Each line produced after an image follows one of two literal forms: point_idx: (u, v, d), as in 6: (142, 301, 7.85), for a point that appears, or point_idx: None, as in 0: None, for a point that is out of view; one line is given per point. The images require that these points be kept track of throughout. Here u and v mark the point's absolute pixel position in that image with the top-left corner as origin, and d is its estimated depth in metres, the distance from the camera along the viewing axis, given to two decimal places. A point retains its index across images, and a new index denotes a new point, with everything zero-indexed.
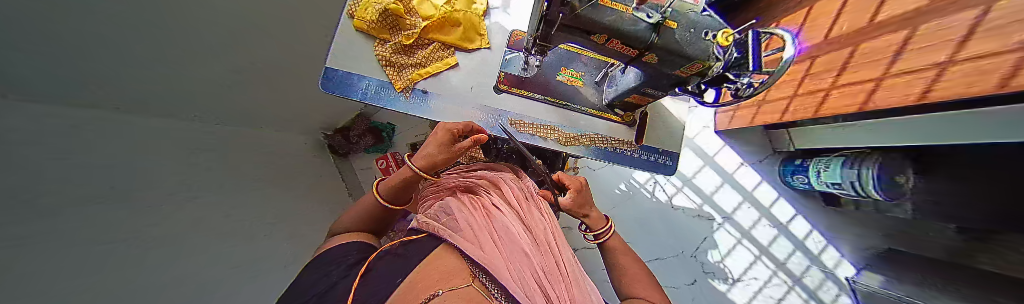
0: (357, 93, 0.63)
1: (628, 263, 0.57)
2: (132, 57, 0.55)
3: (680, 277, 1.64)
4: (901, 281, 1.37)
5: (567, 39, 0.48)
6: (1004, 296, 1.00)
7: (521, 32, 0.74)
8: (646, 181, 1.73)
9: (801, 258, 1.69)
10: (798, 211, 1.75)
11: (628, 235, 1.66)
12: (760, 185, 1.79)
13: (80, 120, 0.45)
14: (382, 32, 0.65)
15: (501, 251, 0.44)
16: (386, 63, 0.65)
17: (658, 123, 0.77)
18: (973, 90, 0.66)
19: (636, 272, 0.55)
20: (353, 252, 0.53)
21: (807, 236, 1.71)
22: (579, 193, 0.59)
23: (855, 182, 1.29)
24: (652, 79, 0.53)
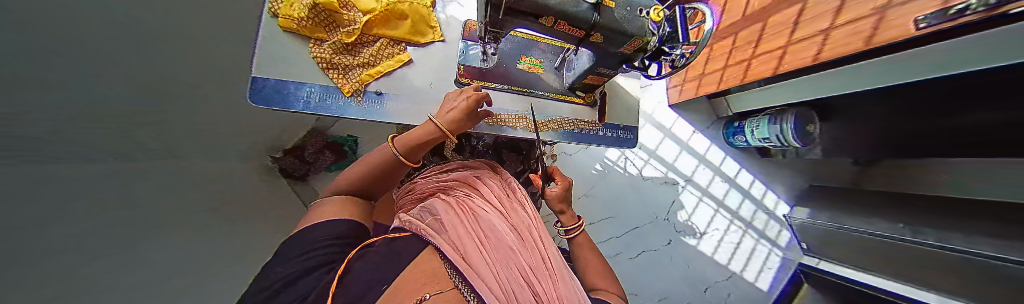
0: (298, 103, 0.55)
1: (589, 259, 0.54)
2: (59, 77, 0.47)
3: (657, 239, 1.84)
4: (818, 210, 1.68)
5: (513, 25, 0.45)
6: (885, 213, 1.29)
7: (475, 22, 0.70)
8: (618, 158, 1.89)
9: (749, 205, 1.98)
10: (742, 166, 2.02)
11: (608, 211, 1.81)
12: (711, 148, 2.03)
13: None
14: (317, 31, 0.57)
15: (484, 248, 0.38)
16: (326, 65, 0.57)
17: (616, 100, 0.80)
18: (848, 48, 0.85)
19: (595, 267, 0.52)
20: (341, 233, 0.38)
21: (752, 186, 2.00)
22: (565, 187, 0.63)
23: (779, 135, 1.54)
24: (603, 61, 0.53)
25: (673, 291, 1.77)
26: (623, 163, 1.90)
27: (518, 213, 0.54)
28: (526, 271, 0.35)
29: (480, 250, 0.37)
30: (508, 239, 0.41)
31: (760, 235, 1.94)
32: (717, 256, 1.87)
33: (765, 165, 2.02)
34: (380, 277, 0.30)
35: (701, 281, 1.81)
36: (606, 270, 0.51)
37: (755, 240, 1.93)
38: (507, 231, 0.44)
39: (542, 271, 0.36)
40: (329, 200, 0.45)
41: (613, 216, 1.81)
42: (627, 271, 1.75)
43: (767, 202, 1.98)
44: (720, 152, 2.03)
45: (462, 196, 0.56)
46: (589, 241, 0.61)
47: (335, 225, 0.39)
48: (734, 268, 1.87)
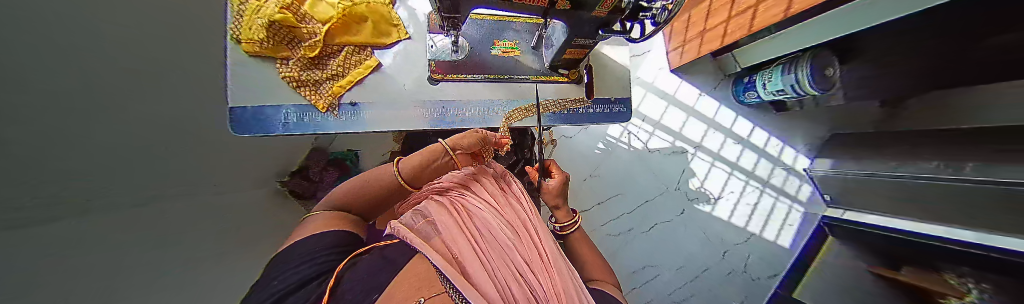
0: (278, 127, 0.55)
1: (586, 254, 0.54)
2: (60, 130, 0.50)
3: (669, 210, 1.80)
4: (842, 158, 1.58)
5: (470, 3, 0.41)
6: (915, 152, 1.19)
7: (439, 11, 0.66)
8: (620, 134, 1.83)
9: (766, 163, 1.88)
10: (755, 124, 1.91)
11: (617, 188, 1.79)
12: (720, 110, 1.92)
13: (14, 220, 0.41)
14: (280, 50, 0.55)
15: (479, 252, 0.36)
16: (296, 83, 0.56)
17: (605, 73, 0.75)
18: None
19: (592, 263, 0.52)
20: (330, 246, 0.39)
21: (768, 143, 1.90)
22: (563, 180, 0.61)
23: (793, 85, 1.41)
24: (579, 30, 0.48)
25: (690, 259, 1.76)
26: (627, 138, 1.84)
27: (516, 211, 0.52)
28: (524, 273, 0.33)
29: (475, 253, 0.34)
30: (505, 241, 0.40)
31: (779, 193, 1.87)
32: (734, 220, 1.82)
33: (779, 120, 1.90)
34: (375, 281, 0.30)
35: (719, 246, 1.79)
36: (602, 263, 0.53)
37: (774, 198, 1.86)
38: (503, 231, 0.43)
39: (541, 270, 0.35)
40: (319, 214, 0.50)
41: (622, 192, 1.79)
42: (641, 245, 1.74)
43: (784, 159, 1.89)
44: (730, 112, 1.91)
45: (456, 196, 0.53)
46: (585, 236, 0.61)
47: (327, 235, 0.42)
48: (753, 229, 1.82)
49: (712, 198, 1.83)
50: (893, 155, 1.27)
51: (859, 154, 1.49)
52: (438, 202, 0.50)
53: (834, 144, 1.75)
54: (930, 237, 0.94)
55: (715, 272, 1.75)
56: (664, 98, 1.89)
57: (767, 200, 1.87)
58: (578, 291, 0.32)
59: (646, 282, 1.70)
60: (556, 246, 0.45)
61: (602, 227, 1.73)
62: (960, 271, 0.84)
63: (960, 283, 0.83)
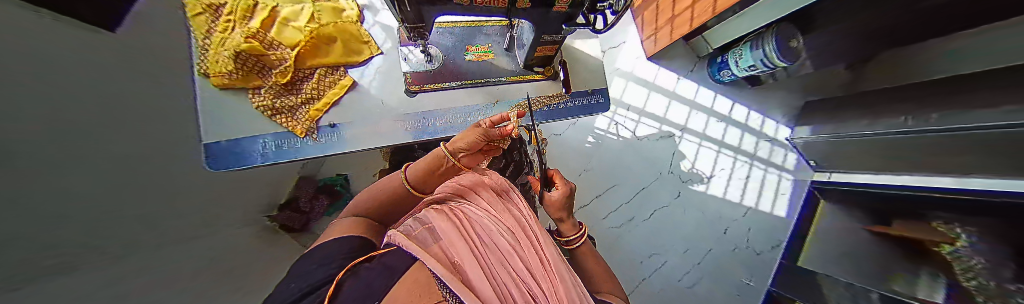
0: (257, 157, 0.54)
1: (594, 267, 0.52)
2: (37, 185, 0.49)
3: (666, 195, 1.83)
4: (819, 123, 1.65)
5: (429, 10, 0.41)
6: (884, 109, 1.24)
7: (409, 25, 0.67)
8: (608, 125, 1.86)
9: (751, 137, 1.94)
10: (734, 101, 1.98)
11: (612, 179, 1.80)
12: (700, 91, 1.98)
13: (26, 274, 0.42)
14: (250, 79, 0.54)
15: (476, 255, 0.32)
16: (270, 112, 0.55)
17: (579, 66, 0.77)
18: None
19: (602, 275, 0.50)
20: (338, 257, 0.35)
21: (749, 118, 1.96)
22: (567, 192, 0.55)
23: (764, 60, 1.47)
24: (544, 26, 0.49)
25: (694, 241, 1.77)
26: (615, 129, 1.87)
27: (518, 221, 0.50)
28: (523, 279, 0.30)
29: (472, 255, 0.31)
30: (504, 247, 0.37)
31: (767, 164, 1.92)
32: (730, 196, 1.86)
33: (757, 94, 1.97)
34: (368, 295, 0.25)
35: (719, 224, 1.81)
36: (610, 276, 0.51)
37: (764, 170, 1.91)
38: (503, 237, 0.40)
39: (542, 275, 0.32)
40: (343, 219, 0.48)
41: (618, 183, 1.80)
42: (644, 233, 1.75)
43: (767, 131, 1.95)
44: (710, 92, 1.98)
45: (455, 205, 0.51)
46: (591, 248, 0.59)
47: (341, 245, 0.37)
48: (749, 203, 1.86)
49: (704, 177, 1.87)
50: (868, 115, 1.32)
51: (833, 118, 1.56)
52: (437, 207, 0.46)
53: (810, 110, 1.83)
54: (917, 189, 0.99)
55: (719, 251, 1.77)
56: (644, 86, 1.95)
57: (757, 173, 1.91)
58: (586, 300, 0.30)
59: (655, 269, 1.70)
60: (558, 254, 0.42)
61: (603, 220, 1.73)
62: (948, 217, 0.87)
63: (948, 229, 0.87)
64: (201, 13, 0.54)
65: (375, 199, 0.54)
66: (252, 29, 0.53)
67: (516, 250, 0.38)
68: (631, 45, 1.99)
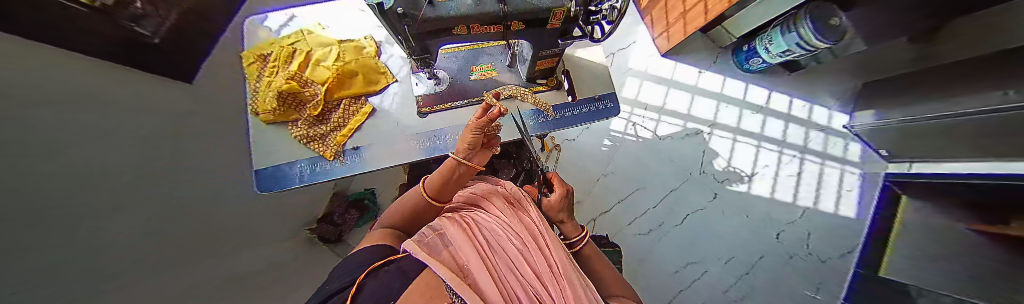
0: (295, 181, 0.61)
1: (600, 266, 0.53)
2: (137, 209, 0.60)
3: (699, 197, 1.66)
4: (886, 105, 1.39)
5: (433, 44, 0.45)
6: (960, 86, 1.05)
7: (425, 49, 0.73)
8: (625, 126, 1.78)
9: (797, 128, 1.70)
10: (771, 89, 1.77)
11: (634, 183, 1.69)
12: (727, 82, 1.82)
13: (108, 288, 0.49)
14: (290, 114, 0.63)
15: (489, 265, 0.38)
16: (306, 139, 0.62)
17: (584, 74, 0.76)
18: None
19: (605, 273, 0.52)
20: (362, 263, 0.38)
21: (793, 106, 1.73)
22: (564, 195, 0.58)
23: (800, 42, 1.31)
24: (542, 43, 0.51)
25: (738, 248, 1.56)
26: (633, 129, 1.77)
27: (524, 221, 0.54)
28: (533, 285, 0.36)
29: (486, 267, 0.37)
30: (514, 255, 0.42)
31: (823, 157, 1.65)
32: (778, 196, 1.62)
33: (796, 79, 1.76)
34: (388, 293, 0.31)
35: (768, 229, 1.58)
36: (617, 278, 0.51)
37: (819, 164, 1.64)
38: (511, 244, 0.44)
39: (549, 279, 0.37)
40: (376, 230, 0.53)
41: (641, 186, 1.69)
42: (677, 240, 1.59)
43: (817, 120, 1.70)
44: (740, 82, 1.80)
45: (464, 210, 0.55)
46: (594, 249, 0.58)
47: (365, 254, 0.41)
48: (805, 203, 1.60)
49: (743, 176, 1.67)
50: (944, 92, 1.11)
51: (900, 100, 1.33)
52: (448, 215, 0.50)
53: (871, 92, 1.57)
54: (994, 175, 0.82)
55: (772, 260, 1.53)
56: (662, 83, 1.84)
57: (811, 168, 1.66)
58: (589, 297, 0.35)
59: (693, 281, 1.52)
60: (564, 254, 0.47)
61: (628, 226, 1.62)
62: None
63: None
64: (253, 63, 0.65)
65: (404, 209, 0.57)
66: (291, 72, 0.62)
67: (524, 255, 0.43)
68: (642, 43, 1.92)
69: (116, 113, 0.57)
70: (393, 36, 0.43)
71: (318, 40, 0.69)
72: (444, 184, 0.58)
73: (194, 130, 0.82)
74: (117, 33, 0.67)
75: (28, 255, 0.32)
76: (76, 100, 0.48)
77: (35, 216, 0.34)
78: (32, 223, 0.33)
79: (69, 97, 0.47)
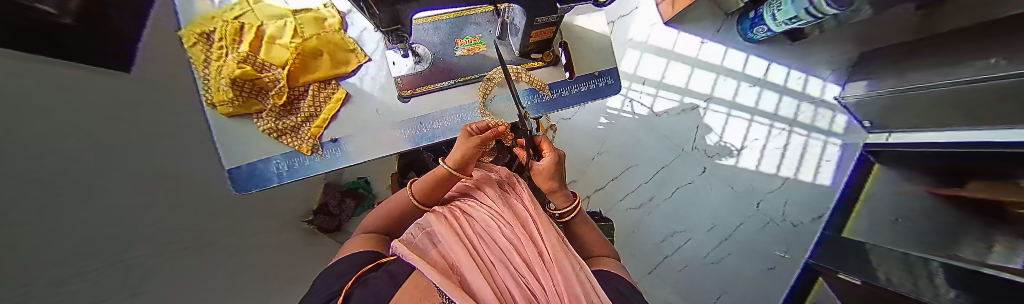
0: (274, 179, 0.57)
1: (587, 234, 0.58)
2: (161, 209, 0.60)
3: (689, 172, 1.71)
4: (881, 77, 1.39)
5: (405, 10, 0.38)
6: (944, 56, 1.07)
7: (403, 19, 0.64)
8: (622, 104, 1.74)
9: (790, 101, 1.71)
10: (769, 60, 1.74)
11: (629, 161, 1.71)
12: (727, 54, 1.77)
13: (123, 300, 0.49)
14: (253, 104, 0.55)
15: (479, 260, 0.37)
16: (275, 132, 0.56)
17: (584, 48, 0.69)
18: None
19: (592, 239, 0.57)
20: (346, 269, 0.36)
21: (788, 78, 1.73)
22: (553, 161, 0.52)
23: (810, 8, 1.23)
24: (535, 10, 0.43)
25: (721, 217, 1.67)
26: (630, 106, 1.74)
27: (515, 210, 0.53)
28: (525, 277, 0.35)
29: (475, 262, 0.36)
30: (505, 247, 0.41)
31: (809, 130, 1.70)
32: (764, 167, 1.69)
33: (795, 50, 1.71)
34: (379, 299, 0.29)
35: (750, 198, 1.68)
36: (602, 240, 0.58)
37: (805, 136, 1.69)
38: (502, 235, 0.44)
39: (541, 271, 0.37)
40: (354, 238, 0.47)
41: (635, 163, 1.71)
42: (666, 213, 1.68)
43: (810, 93, 1.70)
44: (739, 54, 1.76)
45: (454, 203, 0.54)
46: (581, 216, 0.62)
47: (352, 258, 0.39)
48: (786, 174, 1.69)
49: (733, 150, 1.71)
50: (934, 59, 1.11)
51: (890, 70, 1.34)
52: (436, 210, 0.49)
53: (866, 63, 1.57)
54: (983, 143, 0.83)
55: (751, 225, 1.65)
56: (662, 56, 1.78)
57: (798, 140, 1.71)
58: (580, 281, 0.36)
59: (678, 248, 1.64)
60: (558, 241, 0.46)
61: (621, 202, 1.68)
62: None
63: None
64: (196, 44, 0.54)
65: (387, 214, 0.54)
66: (242, 54, 0.52)
67: (515, 246, 0.42)
68: (644, 10, 1.81)
69: (128, 120, 0.55)
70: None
71: (265, 11, 0.57)
72: (430, 192, 0.54)
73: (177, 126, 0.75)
74: None
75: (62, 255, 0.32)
76: (101, 106, 0.47)
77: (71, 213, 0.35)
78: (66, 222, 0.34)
79: (93, 112, 0.45)
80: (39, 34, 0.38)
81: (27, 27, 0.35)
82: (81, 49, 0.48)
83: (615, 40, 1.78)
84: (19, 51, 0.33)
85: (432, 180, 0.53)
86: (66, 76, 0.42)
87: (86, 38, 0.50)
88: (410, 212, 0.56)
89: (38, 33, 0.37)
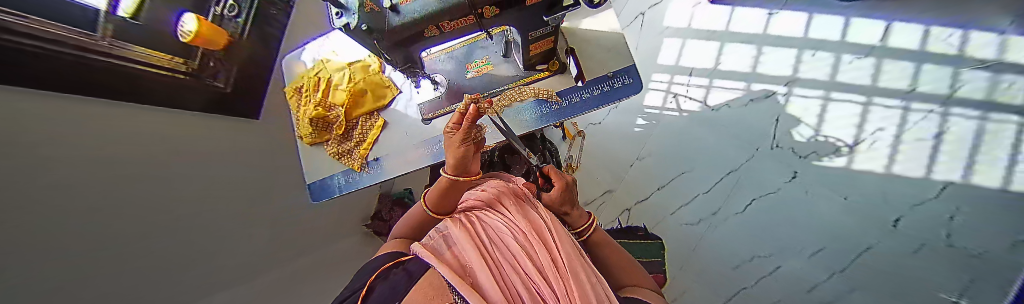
0: (335, 190, 0.72)
1: (615, 256, 0.49)
2: (220, 223, 0.75)
3: (771, 176, 1.33)
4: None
5: (414, 50, 0.48)
6: None
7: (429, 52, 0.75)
8: (664, 100, 1.54)
9: (938, 68, 1.19)
10: (884, 20, 1.31)
11: (681, 165, 1.46)
12: (813, 21, 1.41)
13: (196, 295, 0.62)
14: (324, 134, 0.73)
15: (490, 264, 0.39)
16: (337, 155, 0.72)
17: (593, 50, 0.66)
18: None
19: (623, 262, 0.48)
20: (371, 269, 0.43)
21: (928, 38, 1.23)
22: (563, 187, 0.49)
23: None
24: (525, 23, 0.46)
25: (833, 237, 1.19)
26: (674, 102, 1.52)
27: (530, 216, 0.52)
28: (536, 284, 0.36)
29: (486, 264, 0.38)
30: (516, 251, 0.42)
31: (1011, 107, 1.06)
32: (902, 169, 1.16)
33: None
34: (395, 293, 0.34)
35: (880, 213, 1.16)
36: (635, 265, 0.48)
37: (976, 120, 1.09)
38: (513, 240, 0.44)
39: (553, 275, 0.37)
40: (388, 241, 0.56)
41: (689, 168, 1.45)
42: (739, 230, 1.33)
43: (978, 54, 1.14)
44: (833, 18, 1.38)
45: (471, 209, 0.56)
46: (604, 234, 0.54)
47: (378, 259, 0.46)
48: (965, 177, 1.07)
49: (843, 146, 1.25)
50: None
51: None
52: (455, 216, 0.52)
53: None
54: None
55: (889, 253, 1.12)
56: (712, 40, 1.53)
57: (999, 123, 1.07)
58: (595, 291, 0.35)
59: (762, 278, 1.25)
60: (571, 248, 0.45)
61: (671, 216, 1.42)
62: None
63: None
64: (293, 97, 0.77)
65: (411, 220, 0.60)
66: (319, 100, 0.71)
67: (527, 251, 0.42)
68: None
69: (192, 157, 0.71)
70: (374, 52, 0.49)
71: (333, 66, 0.76)
72: (442, 199, 0.57)
73: (269, 153, 1.01)
74: (228, 84, 0.89)
75: (76, 275, 0.39)
76: (151, 149, 0.60)
77: (87, 239, 0.42)
78: (85, 244, 0.41)
79: (140, 147, 0.58)
80: (101, 82, 0.52)
81: (85, 79, 0.48)
82: (174, 97, 0.71)
83: (638, 37, 1.65)
84: (69, 95, 0.45)
85: (439, 189, 0.55)
86: (117, 113, 0.56)
87: (184, 91, 0.74)
88: (430, 219, 0.60)
89: (100, 82, 0.51)
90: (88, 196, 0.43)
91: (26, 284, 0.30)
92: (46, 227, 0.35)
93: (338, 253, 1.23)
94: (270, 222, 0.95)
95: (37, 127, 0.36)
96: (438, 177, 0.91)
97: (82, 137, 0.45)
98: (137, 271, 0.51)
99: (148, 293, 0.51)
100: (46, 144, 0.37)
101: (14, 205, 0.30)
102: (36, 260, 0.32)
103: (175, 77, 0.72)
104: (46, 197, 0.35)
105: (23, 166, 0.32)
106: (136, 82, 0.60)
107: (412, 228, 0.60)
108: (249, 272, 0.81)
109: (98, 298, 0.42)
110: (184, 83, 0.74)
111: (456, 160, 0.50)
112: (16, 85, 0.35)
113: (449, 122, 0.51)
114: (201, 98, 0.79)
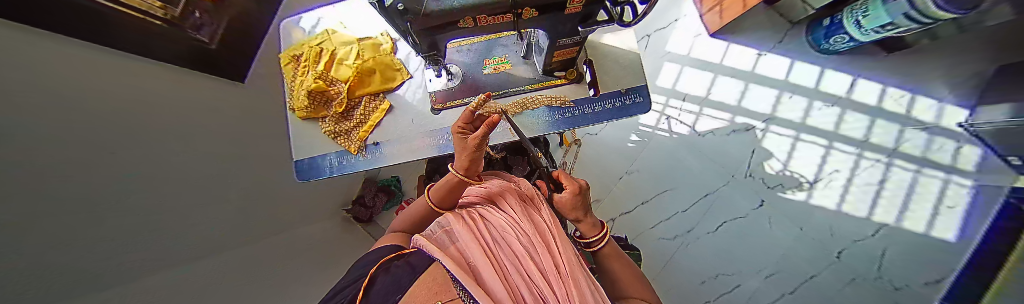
0: (326, 171, 0.68)
1: (621, 268, 0.48)
2: (201, 192, 0.70)
3: (741, 202, 1.45)
4: (996, 98, 1.10)
5: (441, 39, 0.48)
6: None
7: (455, 42, 0.72)
8: (657, 121, 1.62)
9: (887, 124, 1.36)
10: (853, 75, 1.47)
11: (666, 184, 1.54)
12: (794, 66, 1.55)
13: (168, 267, 0.57)
14: (321, 110, 0.68)
15: (494, 262, 0.38)
16: (334, 134, 0.68)
17: (610, 64, 0.69)
18: None
19: (629, 274, 0.48)
20: (371, 260, 0.41)
21: (883, 97, 1.41)
22: (576, 192, 0.45)
23: (909, 13, 1.04)
24: (557, 30, 0.47)
25: (785, 261, 1.33)
26: (666, 124, 1.61)
27: (533, 219, 0.51)
28: (537, 284, 0.37)
29: (489, 262, 0.38)
30: (518, 251, 0.42)
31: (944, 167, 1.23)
32: (848, 208, 1.32)
33: (893, 63, 1.44)
34: (398, 286, 0.33)
35: (827, 244, 1.31)
36: (640, 278, 0.48)
37: (911, 172, 1.27)
38: (516, 239, 0.44)
39: (554, 278, 0.38)
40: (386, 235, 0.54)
41: (671, 187, 1.53)
42: (710, 249, 1.42)
43: (918, 116, 1.34)
44: (811, 66, 1.53)
45: (473, 206, 0.54)
46: (616, 246, 0.51)
47: (377, 251, 0.44)
48: (897, 222, 1.24)
49: (805, 182, 1.39)
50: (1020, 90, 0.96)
51: (1003, 94, 1.09)
52: (457, 211, 0.51)
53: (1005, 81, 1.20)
54: None
55: (829, 280, 1.27)
56: (706, 70, 1.63)
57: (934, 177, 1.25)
58: (594, 297, 0.36)
59: (723, 294, 1.36)
60: (571, 253, 0.46)
61: (653, 229, 1.49)
62: None
63: None
64: (289, 65, 0.71)
65: (411, 213, 0.58)
66: (320, 72, 0.67)
67: (530, 252, 0.43)
68: (688, 21, 1.72)
69: (183, 117, 0.66)
70: (399, 33, 0.46)
71: (340, 39, 0.72)
72: (446, 194, 0.55)
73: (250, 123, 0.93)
74: (212, 38, 0.79)
75: (59, 231, 0.36)
76: (138, 103, 0.55)
77: (78, 194, 0.39)
78: (74, 203, 0.39)
79: (131, 101, 0.53)
80: (93, 28, 0.47)
81: (88, 24, 0.46)
82: (146, 45, 0.60)
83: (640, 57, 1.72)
84: (60, 35, 0.40)
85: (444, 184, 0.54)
86: (104, 57, 0.49)
87: (156, 39, 0.63)
88: (430, 214, 0.59)
89: (92, 28, 0.47)
90: (75, 147, 0.39)
91: (15, 242, 0.28)
92: (39, 177, 0.32)
93: (313, 237, 1.16)
94: (248, 195, 0.88)
95: (34, 68, 0.33)
96: (435, 168, 0.88)
97: (69, 80, 0.40)
98: (118, 234, 0.47)
99: (121, 260, 0.47)
100: (37, 85, 0.33)
101: (13, 150, 0.27)
102: (26, 211, 0.30)
103: (147, 21, 0.60)
104: (40, 149, 0.33)
105: (15, 108, 0.29)
106: (106, 22, 0.50)
107: (411, 221, 0.58)
108: (224, 247, 0.75)
109: (78, 259, 0.39)
110: (160, 31, 0.63)
111: (468, 160, 0.49)
112: (15, 20, 0.31)
113: (455, 123, 0.52)
114: (177, 48, 0.68)
